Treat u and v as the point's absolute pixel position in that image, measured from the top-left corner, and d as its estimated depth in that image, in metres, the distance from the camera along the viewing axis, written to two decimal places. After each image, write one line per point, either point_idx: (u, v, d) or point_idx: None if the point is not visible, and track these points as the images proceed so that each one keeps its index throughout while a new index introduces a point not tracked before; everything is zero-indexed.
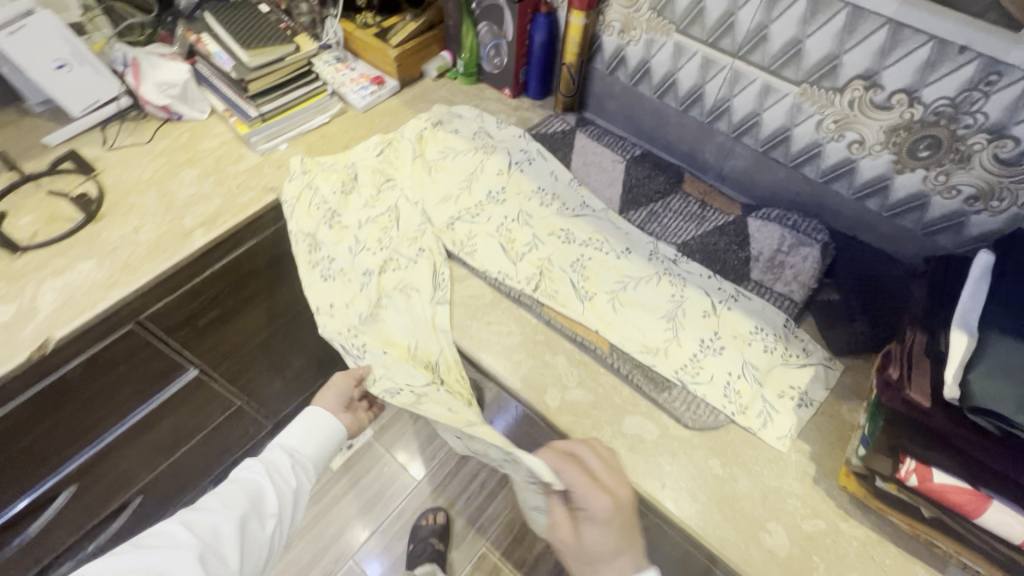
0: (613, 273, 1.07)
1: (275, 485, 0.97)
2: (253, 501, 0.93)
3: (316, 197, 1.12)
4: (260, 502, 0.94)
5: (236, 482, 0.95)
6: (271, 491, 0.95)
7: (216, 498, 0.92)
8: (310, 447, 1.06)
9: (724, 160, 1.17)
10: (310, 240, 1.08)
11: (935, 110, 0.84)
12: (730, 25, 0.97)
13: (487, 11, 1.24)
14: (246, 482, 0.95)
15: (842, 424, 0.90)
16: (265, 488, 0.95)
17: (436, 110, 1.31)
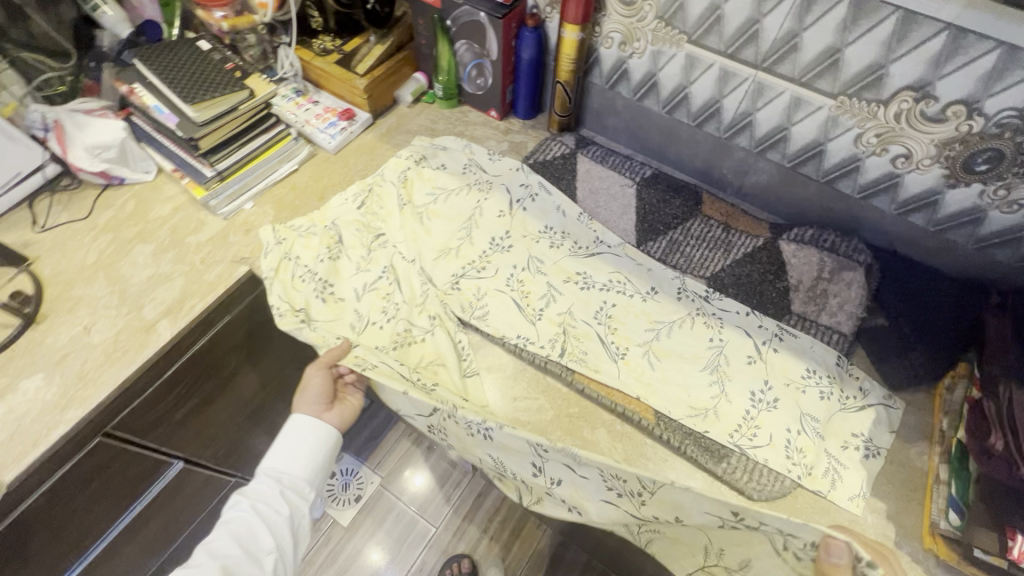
0: (642, 319, 0.96)
1: (266, 518, 0.89)
2: (241, 543, 0.87)
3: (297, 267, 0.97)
4: (252, 541, 0.88)
5: (225, 524, 0.89)
6: (261, 527, 0.88)
7: (208, 544, 0.87)
8: (297, 466, 0.95)
9: (745, 177, 1.07)
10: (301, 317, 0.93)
11: (998, 122, 0.75)
12: (753, 34, 0.85)
13: (465, 28, 1.09)
14: (234, 524, 0.88)
15: (915, 473, 0.82)
16: (251, 524, 0.89)
17: (417, 144, 1.16)
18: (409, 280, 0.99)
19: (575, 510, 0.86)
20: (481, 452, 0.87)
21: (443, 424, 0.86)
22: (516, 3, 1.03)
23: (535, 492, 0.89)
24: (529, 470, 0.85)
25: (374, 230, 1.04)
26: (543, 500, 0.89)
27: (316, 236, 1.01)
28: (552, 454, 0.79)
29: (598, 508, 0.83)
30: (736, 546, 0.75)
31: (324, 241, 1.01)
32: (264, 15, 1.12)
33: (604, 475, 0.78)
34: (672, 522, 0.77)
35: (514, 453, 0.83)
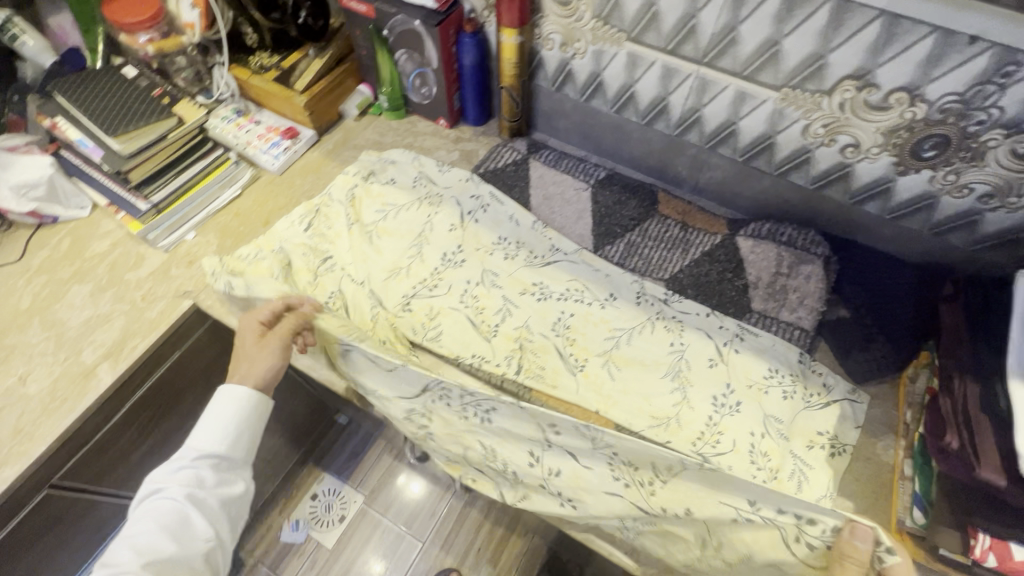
0: (601, 328, 0.94)
1: (203, 505, 0.77)
2: (175, 536, 0.74)
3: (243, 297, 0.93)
4: (187, 530, 0.76)
5: (150, 517, 0.75)
6: (199, 515, 0.76)
7: (130, 544, 0.73)
8: (232, 444, 0.81)
9: (700, 173, 1.04)
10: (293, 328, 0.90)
11: (941, 107, 0.73)
12: (691, 29, 0.83)
13: (403, 38, 1.05)
14: (162, 515, 0.75)
15: (882, 469, 0.81)
16: (185, 515, 0.75)
17: (365, 159, 1.12)
18: (360, 303, 0.96)
19: (571, 503, 0.80)
20: (477, 439, 0.83)
21: (429, 409, 0.84)
22: (452, 10, 1.00)
23: (528, 484, 0.84)
24: (524, 463, 0.81)
25: (321, 253, 1.00)
26: (534, 491, 0.84)
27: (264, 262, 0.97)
28: (557, 441, 0.77)
29: (600, 499, 0.77)
30: (737, 542, 0.70)
31: (268, 268, 0.96)
32: (192, 36, 1.08)
33: (612, 464, 0.76)
34: (680, 516, 0.73)
35: (512, 442, 0.81)
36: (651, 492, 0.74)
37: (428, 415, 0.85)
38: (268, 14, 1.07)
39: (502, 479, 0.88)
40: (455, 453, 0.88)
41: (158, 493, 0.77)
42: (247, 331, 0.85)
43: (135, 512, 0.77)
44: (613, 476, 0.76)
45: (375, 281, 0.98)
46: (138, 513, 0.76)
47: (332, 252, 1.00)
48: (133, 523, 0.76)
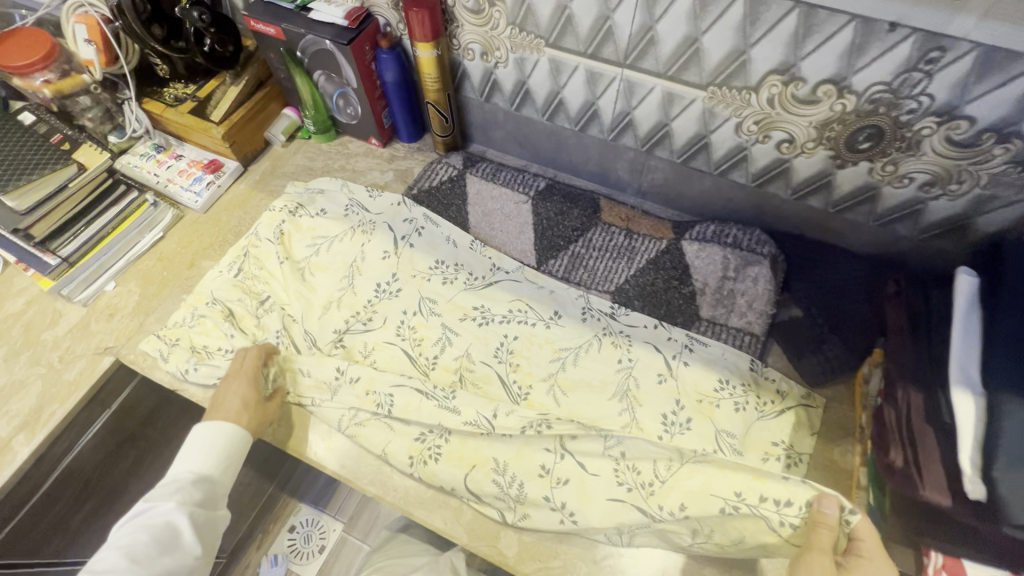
0: (546, 349, 0.90)
1: (195, 522, 0.73)
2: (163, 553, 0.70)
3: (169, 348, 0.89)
4: (175, 548, 0.72)
5: (140, 532, 0.71)
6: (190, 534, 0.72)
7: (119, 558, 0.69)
8: (222, 466, 0.77)
9: (641, 176, 1.00)
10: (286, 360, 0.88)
11: (870, 98, 0.68)
12: (608, 30, 0.77)
13: (317, 59, 0.99)
14: (154, 531, 0.71)
15: (839, 477, 0.78)
16: (177, 531, 0.72)
17: (291, 191, 1.07)
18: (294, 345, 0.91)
19: (570, 521, 0.75)
20: (489, 459, 0.79)
21: (450, 429, 0.81)
22: (364, 25, 0.94)
23: (528, 504, 0.76)
24: (537, 475, 0.78)
25: (250, 293, 0.95)
26: (535, 510, 0.76)
27: (207, 317, 0.93)
28: (576, 445, 0.78)
29: (603, 506, 0.74)
30: (727, 527, 0.70)
31: (206, 320, 0.92)
32: (94, 73, 1.00)
33: (618, 469, 0.76)
34: (671, 513, 0.72)
35: (529, 458, 0.79)
36: (656, 496, 0.73)
37: (450, 437, 0.81)
38: (172, 43, 1.00)
39: (495, 498, 0.77)
40: (453, 478, 0.78)
41: (150, 512, 0.72)
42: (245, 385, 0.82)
43: (124, 527, 0.73)
44: (626, 482, 0.75)
45: (309, 318, 0.93)
46: (128, 527, 0.72)
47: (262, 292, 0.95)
48: (121, 538, 0.71)
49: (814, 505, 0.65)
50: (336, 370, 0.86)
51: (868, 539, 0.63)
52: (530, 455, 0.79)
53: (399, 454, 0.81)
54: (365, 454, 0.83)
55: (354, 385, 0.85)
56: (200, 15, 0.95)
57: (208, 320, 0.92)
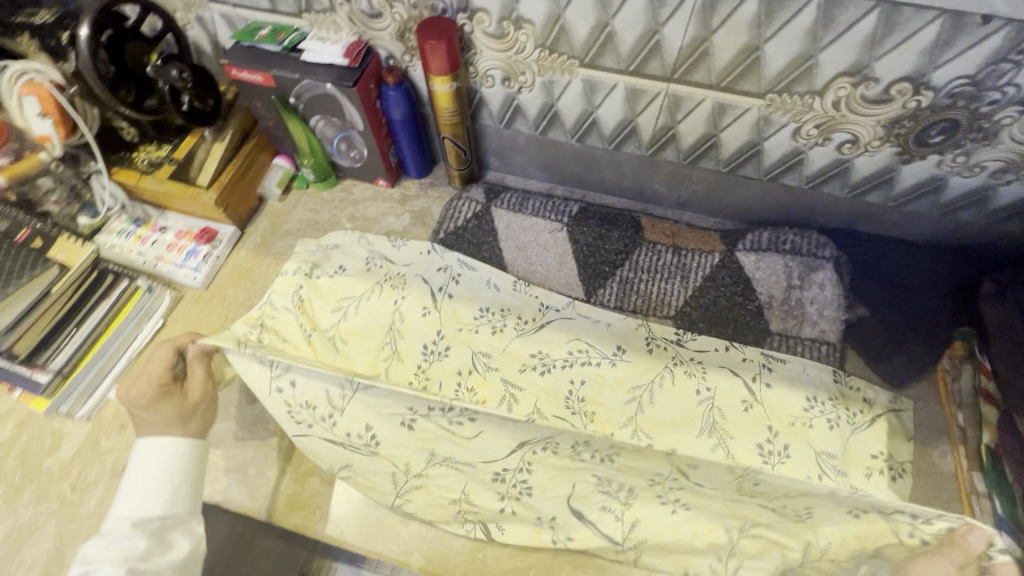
0: (618, 390, 0.83)
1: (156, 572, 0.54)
2: None
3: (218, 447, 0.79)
4: None
5: None
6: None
7: None
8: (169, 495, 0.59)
9: (680, 188, 0.94)
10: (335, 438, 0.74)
11: (950, 92, 0.65)
12: (656, 44, 0.71)
13: (314, 103, 0.88)
14: None
15: (943, 482, 0.75)
16: None
17: (302, 251, 0.96)
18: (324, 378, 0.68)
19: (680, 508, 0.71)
20: (585, 478, 0.72)
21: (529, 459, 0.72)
22: (366, 62, 0.84)
23: (636, 501, 0.72)
24: (650, 492, 0.71)
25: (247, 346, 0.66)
26: (642, 504, 0.72)
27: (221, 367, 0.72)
28: (693, 475, 0.65)
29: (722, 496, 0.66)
30: (847, 539, 0.62)
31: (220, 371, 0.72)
32: (52, 149, 0.86)
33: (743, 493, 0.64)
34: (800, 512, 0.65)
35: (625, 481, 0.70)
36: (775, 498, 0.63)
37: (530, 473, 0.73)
38: (143, 103, 0.86)
39: (601, 511, 0.73)
40: (555, 506, 0.74)
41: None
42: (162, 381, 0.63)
43: None
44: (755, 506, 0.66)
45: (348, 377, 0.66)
46: None
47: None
48: None
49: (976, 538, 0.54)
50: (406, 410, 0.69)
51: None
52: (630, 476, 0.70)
53: (480, 480, 0.74)
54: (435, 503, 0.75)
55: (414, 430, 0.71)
56: (178, 73, 0.85)
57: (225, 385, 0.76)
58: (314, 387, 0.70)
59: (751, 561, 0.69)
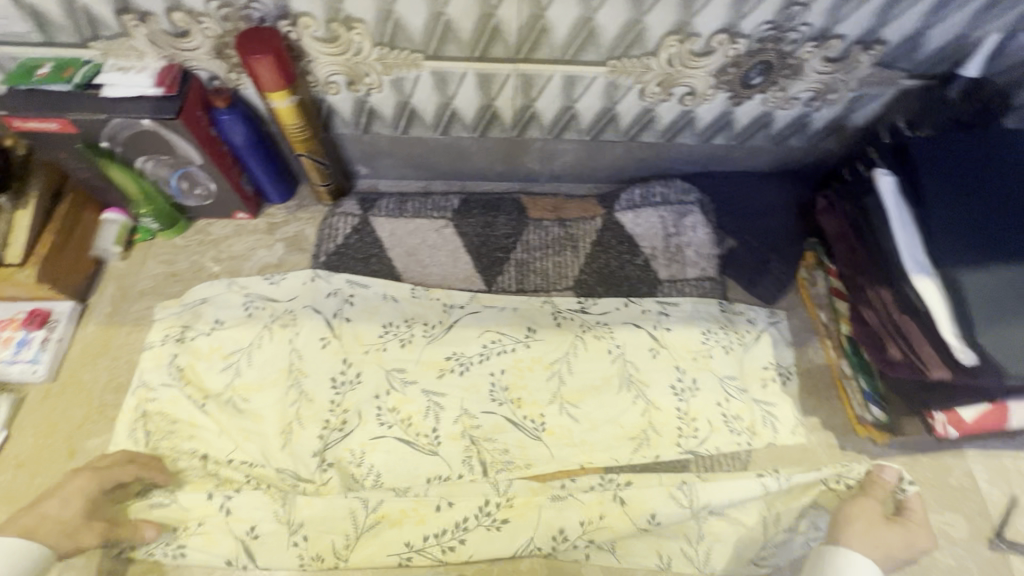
0: (537, 370, 0.85)
1: None
2: None
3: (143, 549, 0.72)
4: None
5: None
6: None
7: None
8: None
9: (552, 162, 0.96)
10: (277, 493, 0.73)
11: (759, 37, 0.72)
12: (494, 28, 0.70)
13: (132, 142, 0.76)
14: None
15: (821, 374, 0.87)
16: None
17: (164, 314, 0.85)
18: (341, 523, 0.73)
19: (653, 524, 0.74)
20: (553, 441, 0.80)
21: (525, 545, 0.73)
22: (187, 87, 0.74)
23: (619, 549, 0.74)
24: (633, 529, 0.74)
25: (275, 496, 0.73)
26: (626, 546, 0.74)
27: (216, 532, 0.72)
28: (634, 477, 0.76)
29: (674, 517, 0.73)
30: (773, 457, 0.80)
31: (212, 539, 0.71)
32: None
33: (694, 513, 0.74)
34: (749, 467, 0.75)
35: (596, 510, 0.74)
36: (696, 502, 0.73)
37: (535, 534, 0.73)
38: None
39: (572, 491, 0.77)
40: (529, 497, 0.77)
41: None
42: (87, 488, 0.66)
43: None
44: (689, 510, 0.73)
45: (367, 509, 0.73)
46: None
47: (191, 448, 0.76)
48: None
49: (873, 474, 0.71)
50: (405, 546, 0.72)
51: (916, 507, 0.68)
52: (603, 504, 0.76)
53: (475, 541, 0.73)
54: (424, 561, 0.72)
55: (399, 525, 0.73)
56: None
57: (168, 515, 0.71)
58: (326, 535, 0.72)
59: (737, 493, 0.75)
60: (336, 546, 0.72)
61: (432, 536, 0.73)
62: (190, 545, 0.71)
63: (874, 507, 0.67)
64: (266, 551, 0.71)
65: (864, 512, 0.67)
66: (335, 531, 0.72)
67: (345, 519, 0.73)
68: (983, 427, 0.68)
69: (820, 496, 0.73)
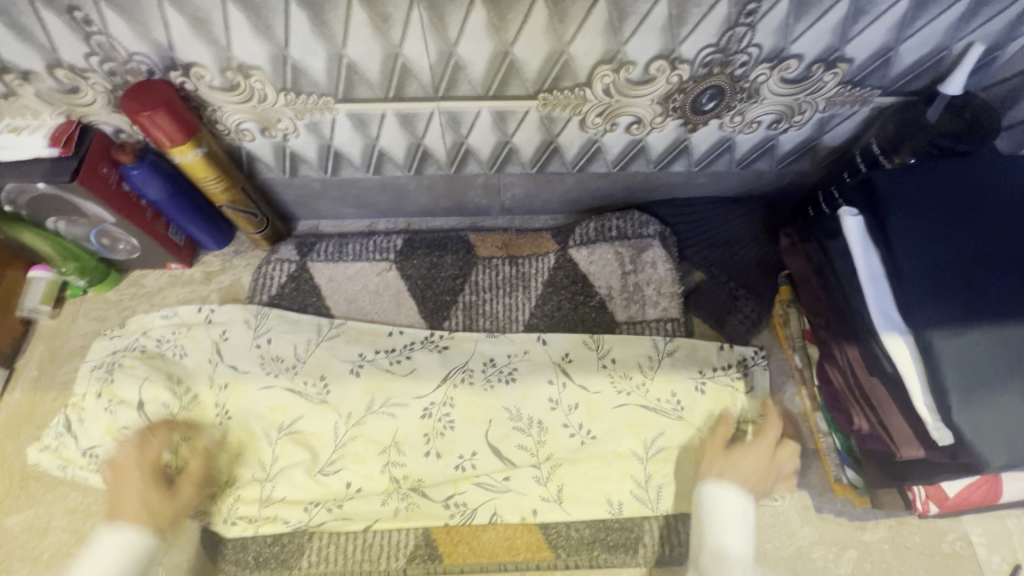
0: (479, 420, 0.78)
1: None
2: None
3: None
4: None
5: None
6: None
7: None
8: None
9: (500, 196, 0.89)
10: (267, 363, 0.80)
11: (703, 62, 0.64)
12: (404, 68, 0.63)
13: (37, 205, 0.72)
14: None
15: (799, 424, 0.79)
16: None
17: (85, 369, 0.80)
18: (306, 330, 0.83)
19: (589, 439, 0.76)
20: (503, 415, 0.78)
21: (452, 395, 0.79)
22: (85, 143, 0.69)
23: (547, 436, 0.77)
24: (571, 446, 0.76)
25: (249, 307, 0.84)
26: (553, 438, 0.76)
27: (200, 335, 0.82)
28: (575, 375, 0.80)
29: (613, 433, 0.77)
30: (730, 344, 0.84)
31: (197, 340, 0.82)
32: None
33: (613, 380, 0.80)
34: (675, 407, 0.78)
35: (522, 345, 0.83)
36: (602, 348, 0.82)
37: (478, 449, 0.76)
38: None
39: (517, 449, 0.76)
40: (474, 442, 0.76)
41: None
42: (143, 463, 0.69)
43: None
44: (610, 381, 0.80)
45: (331, 321, 0.84)
46: None
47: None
48: None
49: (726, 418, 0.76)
50: (358, 356, 0.82)
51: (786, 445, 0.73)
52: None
53: (410, 437, 0.76)
54: (365, 454, 0.75)
55: (345, 444, 0.76)
56: None
57: (163, 331, 0.83)
58: (289, 341, 0.82)
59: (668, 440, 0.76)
60: (298, 349, 0.81)
61: (382, 351, 0.82)
62: (180, 342, 0.82)
63: (716, 446, 0.71)
64: (233, 350, 0.81)
65: (711, 455, 0.70)
66: (297, 337, 0.82)
67: (310, 330, 0.83)
68: (968, 501, 0.61)
69: (715, 393, 0.79)
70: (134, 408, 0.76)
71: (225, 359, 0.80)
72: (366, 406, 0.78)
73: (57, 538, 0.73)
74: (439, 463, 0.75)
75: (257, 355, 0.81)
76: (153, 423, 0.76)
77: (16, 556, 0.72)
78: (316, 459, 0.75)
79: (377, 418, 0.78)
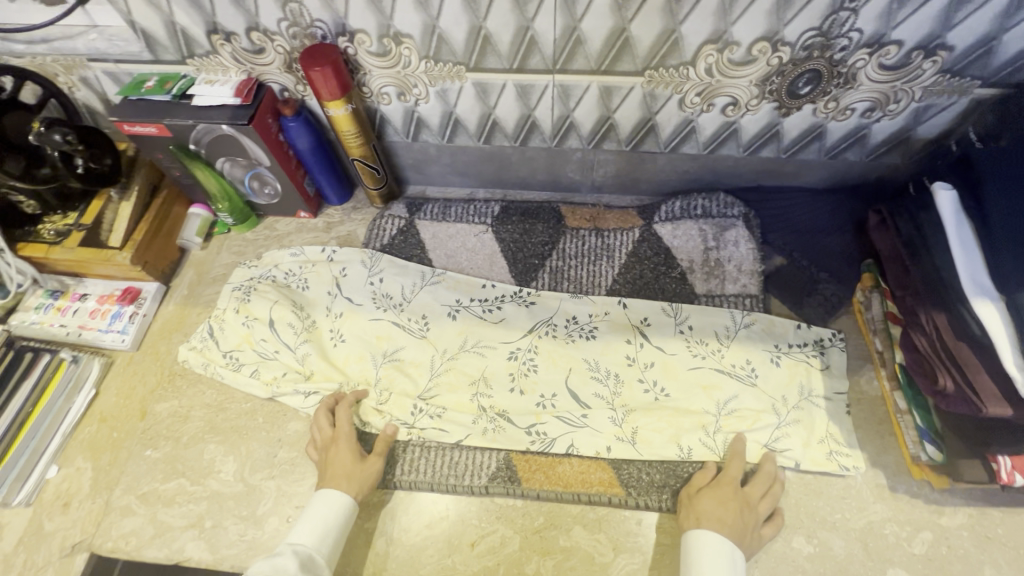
0: (560, 365, 0.85)
1: None
2: None
3: (189, 502, 0.80)
4: None
5: None
6: None
7: None
8: (320, 536, 0.67)
9: (592, 172, 0.97)
10: (377, 298, 0.92)
11: (804, 45, 0.70)
12: (531, 40, 0.73)
13: (216, 145, 0.87)
14: None
15: (876, 407, 0.79)
16: None
17: (228, 287, 0.94)
18: (411, 274, 0.94)
19: (663, 396, 0.81)
20: (583, 365, 0.84)
21: (536, 344, 0.87)
22: (260, 97, 0.83)
23: (624, 388, 0.82)
24: (646, 399, 0.81)
25: (365, 252, 0.96)
26: (629, 389, 0.82)
27: (323, 271, 0.95)
28: (652, 337, 0.86)
29: (686, 392, 0.81)
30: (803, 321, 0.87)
31: (320, 274, 0.94)
32: None
33: (690, 344, 0.84)
34: (749, 374, 0.82)
35: (604, 306, 0.89)
36: (680, 316, 0.87)
37: (558, 391, 0.82)
38: (35, 172, 0.82)
39: (595, 396, 0.82)
40: (554, 385, 0.83)
41: None
42: (347, 441, 0.77)
43: None
44: (687, 345, 0.84)
45: (434, 269, 0.95)
46: None
47: (248, 408, 0.86)
48: None
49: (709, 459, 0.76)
50: (455, 301, 0.91)
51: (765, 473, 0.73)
52: (615, 519, 0.75)
53: (498, 375, 0.84)
54: (457, 384, 0.84)
55: (440, 373, 0.85)
56: (64, 136, 0.78)
57: (292, 266, 0.96)
58: (398, 283, 0.93)
59: (742, 404, 0.79)
60: (404, 289, 0.93)
61: (477, 300, 0.91)
62: (306, 276, 0.94)
63: (692, 491, 0.72)
64: (349, 284, 0.93)
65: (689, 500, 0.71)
66: (404, 278, 0.94)
67: (416, 275, 0.94)
68: None
69: (790, 365, 0.82)
70: (266, 324, 0.89)
71: (343, 293, 0.92)
72: (459, 344, 0.87)
73: (194, 424, 0.85)
74: (523, 399, 0.82)
75: (368, 292, 0.92)
76: (282, 338, 0.88)
77: (162, 435, 0.85)
78: (413, 383, 0.84)
79: (468, 355, 0.86)
